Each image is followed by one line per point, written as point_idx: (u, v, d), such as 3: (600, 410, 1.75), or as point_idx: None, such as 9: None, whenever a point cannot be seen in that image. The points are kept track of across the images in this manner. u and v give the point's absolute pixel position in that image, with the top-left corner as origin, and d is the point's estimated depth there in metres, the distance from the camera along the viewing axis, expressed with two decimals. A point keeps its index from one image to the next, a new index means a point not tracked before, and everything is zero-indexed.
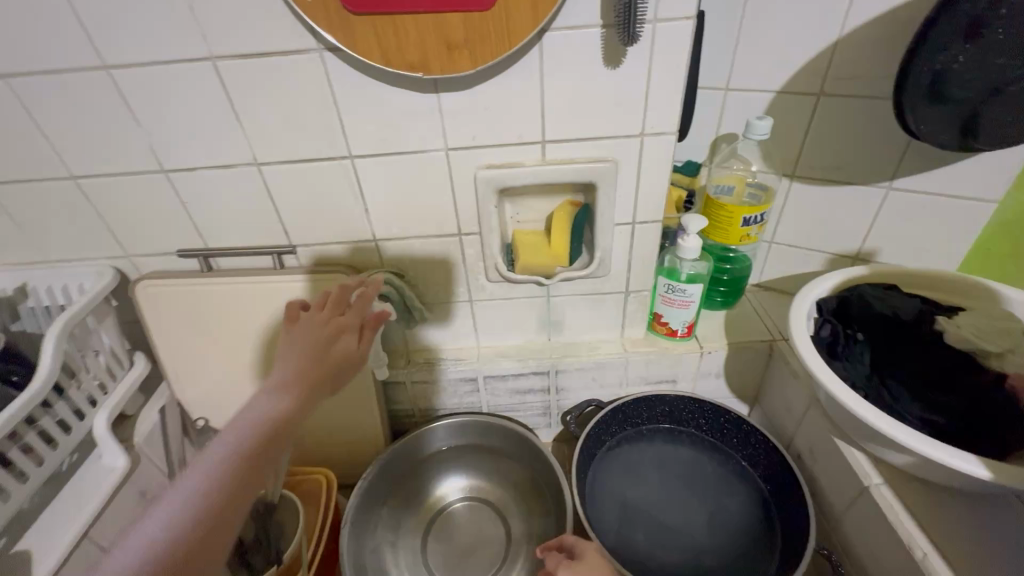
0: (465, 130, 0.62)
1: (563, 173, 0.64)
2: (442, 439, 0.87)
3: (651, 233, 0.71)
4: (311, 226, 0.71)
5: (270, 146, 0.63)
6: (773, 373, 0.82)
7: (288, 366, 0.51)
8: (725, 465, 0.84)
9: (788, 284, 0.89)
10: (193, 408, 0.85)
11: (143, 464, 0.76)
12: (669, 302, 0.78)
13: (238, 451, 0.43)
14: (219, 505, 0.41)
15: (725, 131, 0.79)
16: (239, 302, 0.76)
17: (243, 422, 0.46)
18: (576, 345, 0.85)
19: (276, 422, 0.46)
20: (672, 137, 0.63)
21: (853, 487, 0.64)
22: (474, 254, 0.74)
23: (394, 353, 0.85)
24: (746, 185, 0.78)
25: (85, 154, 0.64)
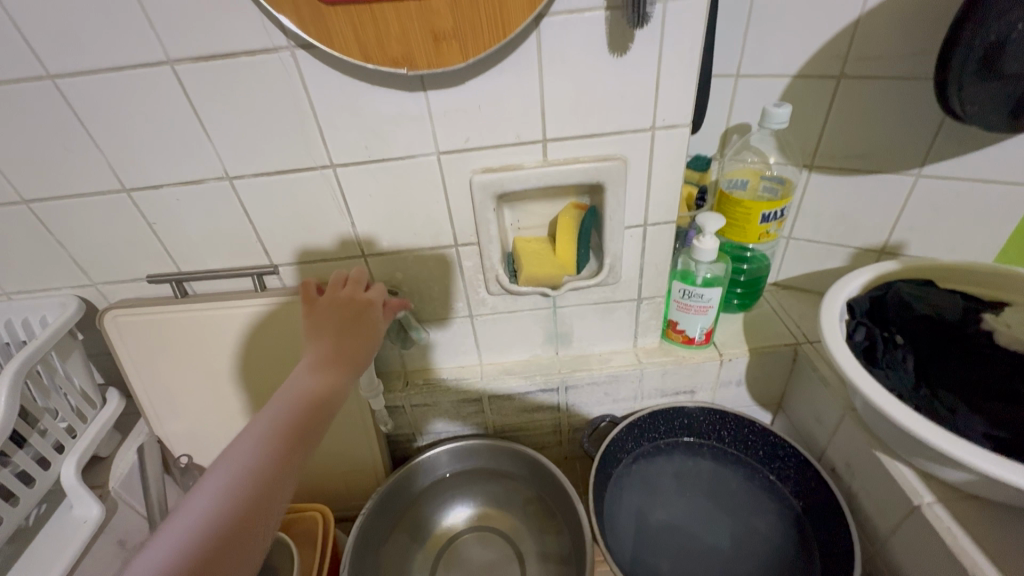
0: (458, 132, 0.56)
1: (568, 174, 0.59)
2: (448, 464, 0.81)
3: (664, 236, 0.66)
4: (293, 244, 0.65)
5: (242, 158, 0.57)
6: (799, 379, 0.76)
7: (317, 348, 0.51)
8: (752, 479, 0.78)
9: (809, 282, 0.83)
10: (175, 444, 0.78)
11: (120, 511, 0.70)
12: (685, 308, 0.73)
13: (275, 434, 0.44)
14: (238, 515, 0.39)
15: (736, 123, 0.73)
16: (219, 328, 0.70)
17: (275, 401, 0.46)
18: (586, 358, 0.79)
19: (311, 401, 0.46)
20: (686, 130, 0.57)
21: (901, 505, 0.58)
22: (473, 266, 0.68)
23: (391, 375, 0.79)
24: (762, 179, 0.72)
25: (38, 176, 0.58)
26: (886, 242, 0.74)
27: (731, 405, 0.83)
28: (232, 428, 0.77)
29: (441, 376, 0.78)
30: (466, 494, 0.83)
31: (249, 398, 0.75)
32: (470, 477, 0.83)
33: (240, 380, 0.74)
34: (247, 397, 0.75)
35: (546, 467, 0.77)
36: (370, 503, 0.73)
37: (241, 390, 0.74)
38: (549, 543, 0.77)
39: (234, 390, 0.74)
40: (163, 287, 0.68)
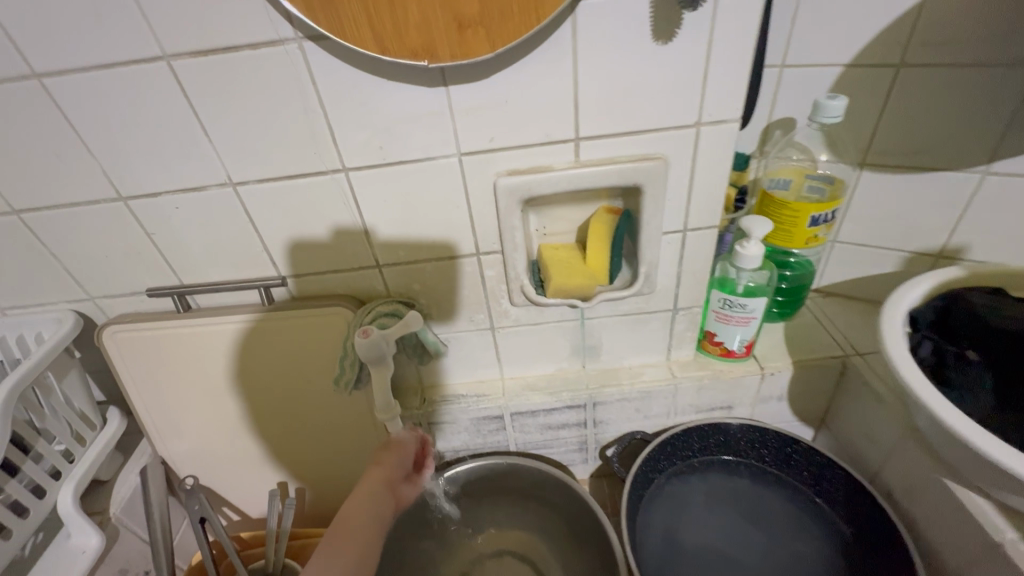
0: (481, 131, 0.51)
1: (603, 176, 0.53)
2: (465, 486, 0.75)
3: (705, 242, 0.60)
4: (302, 254, 0.60)
5: (247, 163, 0.52)
6: (847, 393, 0.71)
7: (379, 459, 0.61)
8: (795, 502, 0.72)
9: (854, 288, 0.77)
10: (181, 465, 0.74)
11: (122, 539, 0.65)
12: (725, 319, 0.67)
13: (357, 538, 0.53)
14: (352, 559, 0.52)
15: (778, 117, 0.67)
16: (224, 344, 0.65)
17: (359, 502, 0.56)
18: (615, 372, 0.73)
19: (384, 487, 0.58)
20: (734, 126, 0.51)
21: (977, 541, 0.52)
22: (496, 276, 0.63)
23: (406, 391, 0.74)
24: (807, 177, 0.67)
25: (28, 184, 0.53)
26: (944, 245, 0.68)
27: (770, 421, 0.77)
28: (240, 448, 0.73)
29: (459, 392, 0.73)
30: (486, 515, 0.78)
31: (257, 417, 0.71)
32: (490, 497, 0.78)
33: (248, 399, 0.69)
34: (255, 415, 0.70)
35: (574, 490, 0.72)
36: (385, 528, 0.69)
37: (249, 408, 0.70)
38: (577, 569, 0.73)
39: (242, 409, 0.70)
40: (164, 301, 0.64)
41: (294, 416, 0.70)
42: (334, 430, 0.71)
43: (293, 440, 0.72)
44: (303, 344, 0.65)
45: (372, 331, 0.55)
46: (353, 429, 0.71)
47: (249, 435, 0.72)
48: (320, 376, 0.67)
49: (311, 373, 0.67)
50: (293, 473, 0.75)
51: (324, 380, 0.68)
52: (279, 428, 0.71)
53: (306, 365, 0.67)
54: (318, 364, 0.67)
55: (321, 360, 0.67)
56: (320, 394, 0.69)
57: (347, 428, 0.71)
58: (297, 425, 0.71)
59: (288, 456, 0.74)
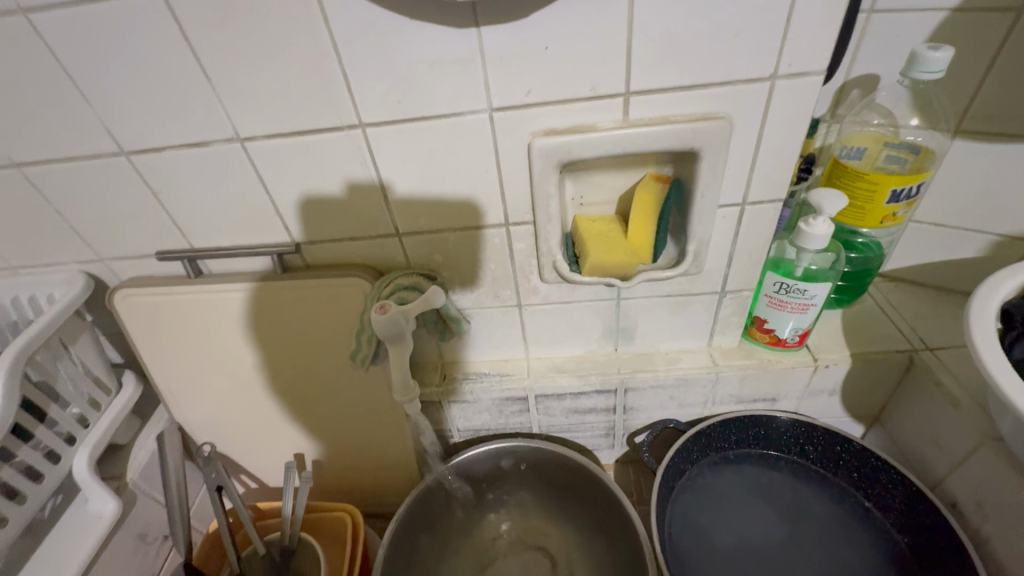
0: (516, 83, 0.44)
1: (655, 138, 0.46)
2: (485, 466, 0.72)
3: (765, 218, 0.53)
4: (317, 220, 0.55)
5: (255, 116, 0.47)
6: (910, 391, 0.64)
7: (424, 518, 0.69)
8: (840, 504, 0.68)
9: (926, 274, 0.69)
10: (198, 431, 0.73)
11: (140, 503, 0.65)
12: (779, 305, 0.60)
13: None
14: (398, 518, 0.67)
15: (858, 74, 0.58)
16: (238, 313, 0.62)
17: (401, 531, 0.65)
18: (650, 357, 0.68)
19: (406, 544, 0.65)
20: (817, 80, 0.43)
21: None
22: (525, 249, 0.57)
23: (426, 367, 0.70)
24: (886, 146, 0.57)
25: (26, 136, 0.49)
26: None
27: (817, 416, 0.71)
28: (256, 418, 0.71)
29: (481, 371, 0.69)
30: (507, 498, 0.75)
31: (272, 388, 0.68)
32: (513, 481, 0.75)
33: (263, 369, 0.67)
34: (272, 387, 0.68)
35: (599, 478, 0.68)
36: (404, 507, 0.66)
37: (264, 379, 0.67)
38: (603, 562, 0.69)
39: (257, 379, 0.68)
40: (175, 265, 0.61)
41: (309, 389, 0.68)
42: (349, 406, 0.68)
43: (309, 413, 0.70)
44: (318, 316, 0.62)
45: (389, 306, 0.50)
46: (369, 405, 0.68)
47: (266, 406, 0.70)
48: (336, 350, 0.64)
49: (326, 346, 0.64)
50: (308, 446, 0.73)
51: (340, 354, 0.64)
52: (295, 400, 0.69)
53: (322, 338, 0.63)
54: (333, 337, 0.63)
55: (337, 333, 0.63)
56: (334, 369, 0.65)
57: (363, 404, 0.68)
58: (312, 399, 0.68)
59: (304, 428, 0.72)
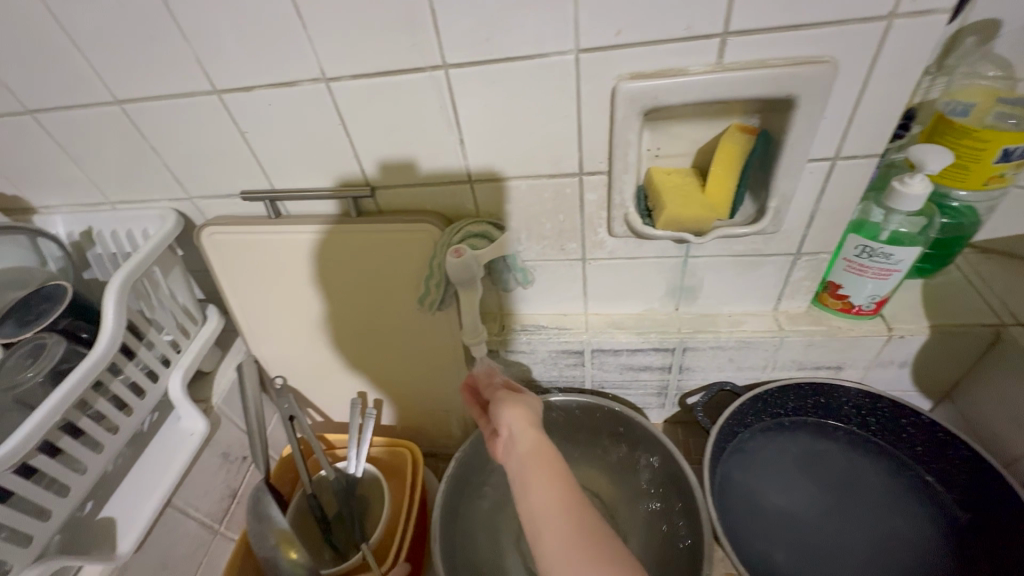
0: (607, 21, 0.43)
1: (749, 84, 0.44)
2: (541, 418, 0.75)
3: (856, 175, 0.50)
4: (392, 166, 0.56)
5: (340, 54, 0.48)
6: (990, 366, 0.61)
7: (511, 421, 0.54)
8: (897, 477, 0.67)
9: (1022, 246, 0.64)
10: (271, 365, 0.78)
11: (223, 425, 0.71)
12: (858, 270, 0.58)
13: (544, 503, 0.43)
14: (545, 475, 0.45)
15: (976, 20, 0.53)
16: (313, 254, 0.65)
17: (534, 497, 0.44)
18: (712, 319, 0.67)
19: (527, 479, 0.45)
20: (941, 19, 0.39)
21: None
22: (596, 201, 0.56)
23: (485, 317, 0.72)
24: (997, 102, 0.52)
25: (128, 72, 0.52)
26: None
27: (883, 388, 0.69)
28: (324, 357, 0.76)
29: (539, 323, 0.70)
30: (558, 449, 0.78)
31: (340, 329, 0.72)
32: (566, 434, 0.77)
33: (332, 310, 0.70)
34: (339, 328, 0.72)
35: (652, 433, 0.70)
36: (462, 450, 0.70)
37: (333, 320, 0.71)
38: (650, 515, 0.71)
39: (326, 320, 0.71)
40: (257, 206, 0.64)
41: (375, 332, 0.71)
42: (411, 350, 0.71)
43: (372, 356, 0.73)
44: (388, 260, 0.64)
45: (464, 250, 0.51)
46: (430, 350, 0.70)
47: (333, 347, 0.74)
48: (402, 295, 0.66)
49: (394, 291, 0.66)
50: (370, 386, 0.77)
51: (406, 300, 0.66)
52: (361, 342, 0.72)
53: (389, 283, 0.65)
54: (401, 282, 0.65)
55: (405, 279, 0.65)
56: (400, 314, 0.68)
57: (425, 348, 0.70)
58: (377, 341, 0.72)
59: (367, 370, 0.75)
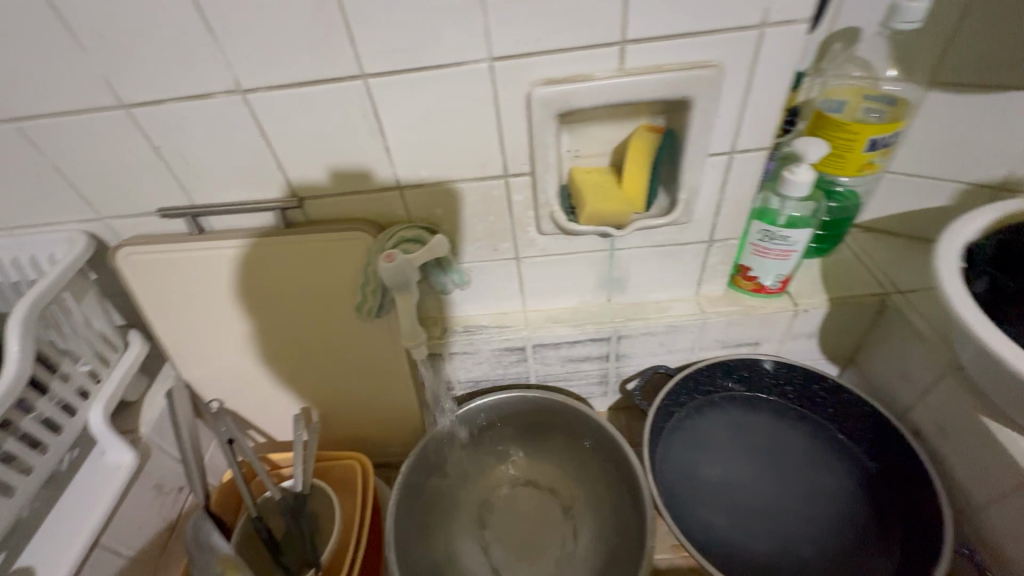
0: (516, 31, 0.45)
1: (649, 87, 0.48)
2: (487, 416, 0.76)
3: (751, 166, 0.55)
4: (318, 175, 0.56)
5: (255, 66, 0.47)
6: (881, 330, 0.69)
7: None
8: (818, 438, 0.73)
9: (899, 224, 0.73)
10: (205, 389, 0.75)
11: (155, 456, 0.67)
12: (763, 253, 0.64)
13: None
14: None
15: (841, 27, 0.60)
16: (243, 270, 0.63)
17: None
18: (642, 307, 0.71)
19: None
20: (803, 27, 0.45)
21: (1011, 479, 0.51)
22: (523, 201, 0.59)
23: (427, 322, 0.73)
24: (865, 98, 0.61)
25: (21, 89, 0.49)
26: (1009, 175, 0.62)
27: (797, 359, 0.76)
28: (263, 374, 0.74)
29: (480, 323, 0.72)
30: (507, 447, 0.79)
31: (278, 344, 0.70)
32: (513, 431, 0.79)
33: (268, 325, 0.68)
34: (277, 343, 0.70)
35: (594, 422, 0.72)
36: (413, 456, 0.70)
37: (270, 335, 0.69)
38: (598, 498, 0.74)
39: (262, 335, 0.69)
40: (177, 223, 0.61)
41: (315, 344, 0.70)
42: (353, 360, 0.71)
43: (314, 368, 0.72)
44: (321, 270, 0.63)
45: (395, 255, 0.52)
46: (373, 358, 0.70)
47: (272, 362, 0.72)
48: (340, 304, 0.66)
49: (331, 301, 0.66)
50: (314, 399, 0.76)
51: (344, 309, 0.66)
52: (301, 355, 0.71)
53: (325, 293, 0.65)
54: (336, 292, 0.65)
55: (341, 288, 0.65)
56: (339, 324, 0.67)
57: (368, 357, 0.70)
58: (317, 353, 0.71)
59: (309, 383, 0.74)
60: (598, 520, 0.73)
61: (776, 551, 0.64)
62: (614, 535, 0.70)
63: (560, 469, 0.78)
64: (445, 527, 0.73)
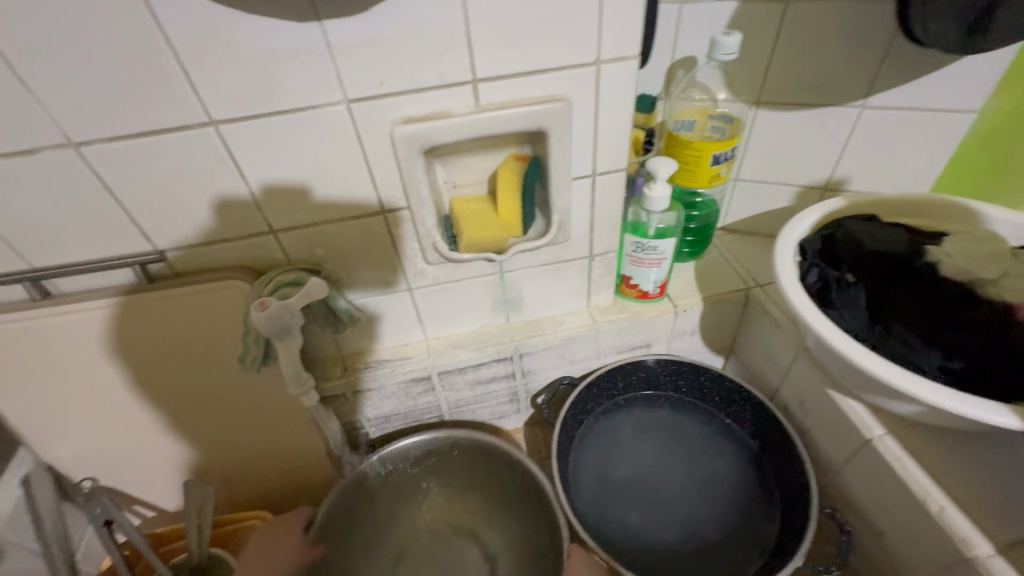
0: (368, 73, 0.46)
1: (506, 121, 0.50)
2: (407, 454, 0.74)
3: (613, 186, 0.60)
4: (179, 225, 0.53)
5: (87, 117, 0.44)
6: (750, 321, 0.76)
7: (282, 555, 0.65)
8: (709, 425, 0.79)
9: (756, 224, 0.81)
10: (74, 468, 0.67)
11: (10, 555, 0.59)
12: (638, 262, 0.69)
13: None
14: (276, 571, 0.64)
15: (680, 56, 0.67)
16: (102, 332, 0.58)
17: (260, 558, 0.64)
18: (539, 323, 0.74)
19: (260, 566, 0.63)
20: (634, 63, 0.50)
21: (854, 441, 0.59)
22: (405, 234, 0.59)
23: (325, 362, 0.71)
24: (708, 118, 0.67)
25: None
26: (830, 177, 0.73)
27: (686, 354, 0.83)
28: (143, 442, 0.67)
29: (381, 358, 0.71)
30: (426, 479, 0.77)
31: (157, 407, 0.65)
32: (434, 466, 0.77)
33: (142, 389, 0.63)
34: (156, 407, 0.65)
35: (499, 449, 0.73)
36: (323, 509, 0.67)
37: (146, 399, 0.64)
38: (506, 518, 0.76)
39: (137, 400, 0.64)
40: (15, 288, 0.55)
41: (199, 403, 0.65)
42: (245, 414, 0.67)
43: (203, 428, 0.67)
44: (196, 325, 0.59)
45: (268, 302, 0.50)
46: (266, 411, 0.67)
47: (152, 427, 0.66)
48: (221, 358, 0.62)
49: (211, 356, 0.62)
50: (208, 460, 0.71)
51: (227, 362, 0.62)
52: (186, 416, 0.66)
53: (202, 349, 0.61)
54: (216, 346, 0.61)
55: (220, 341, 0.61)
56: (222, 379, 0.63)
57: (260, 410, 0.67)
58: (203, 413, 0.66)
59: (199, 445, 0.69)
60: (520, 541, 0.73)
61: (682, 539, 0.68)
62: (528, 552, 0.72)
63: (480, 495, 0.78)
64: (361, 574, 0.71)
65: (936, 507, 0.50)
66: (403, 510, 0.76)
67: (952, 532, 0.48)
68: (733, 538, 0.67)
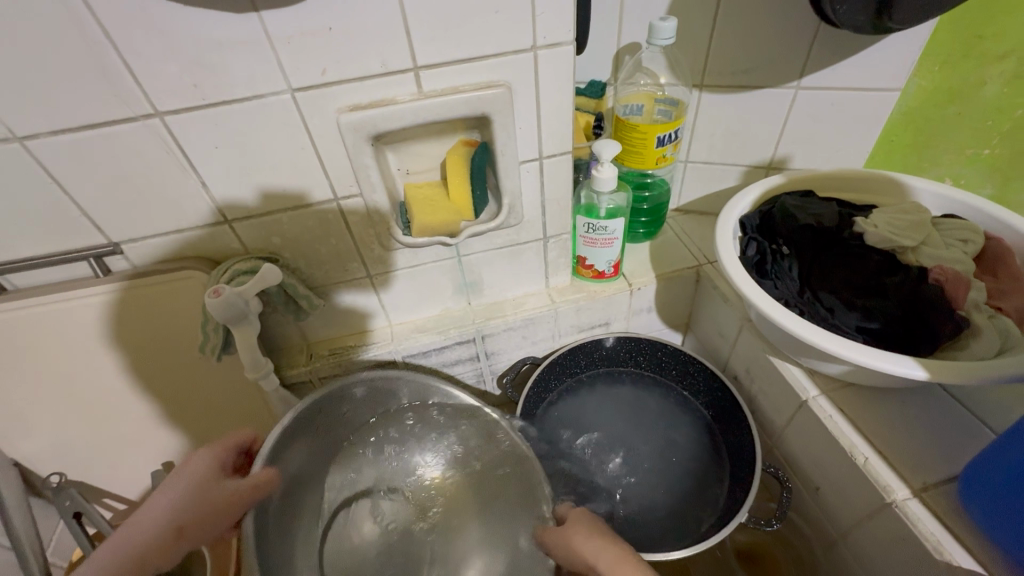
0: (310, 62, 0.47)
1: (449, 107, 0.52)
2: (409, 397, 0.66)
3: (561, 169, 0.62)
4: (131, 218, 0.54)
5: (29, 111, 0.45)
6: (702, 297, 0.80)
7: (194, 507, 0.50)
8: (668, 397, 0.82)
9: (708, 205, 0.85)
10: (41, 462, 0.68)
11: None
12: (591, 243, 0.71)
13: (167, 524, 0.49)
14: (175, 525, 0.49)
15: (626, 43, 0.69)
16: (62, 326, 0.59)
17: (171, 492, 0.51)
18: (500, 305, 0.76)
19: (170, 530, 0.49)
20: (569, 48, 0.52)
21: (792, 403, 0.62)
22: (361, 220, 0.61)
23: (291, 350, 0.72)
24: (656, 101, 0.70)
25: None
26: (773, 157, 0.76)
27: (645, 332, 0.86)
28: (112, 435, 0.68)
29: (346, 344, 0.72)
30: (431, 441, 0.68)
31: (124, 398, 0.66)
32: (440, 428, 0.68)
33: (107, 381, 0.64)
34: (123, 398, 0.66)
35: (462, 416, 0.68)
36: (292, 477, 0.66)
37: (113, 391, 0.65)
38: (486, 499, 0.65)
39: (102, 393, 0.65)
40: None
41: (167, 393, 0.67)
42: (212, 403, 0.68)
43: (172, 417, 0.69)
44: (158, 316, 0.61)
45: (223, 289, 0.52)
46: (235, 399, 0.68)
47: (121, 419, 0.68)
48: (185, 348, 0.64)
49: (175, 347, 0.63)
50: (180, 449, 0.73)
51: (191, 352, 0.64)
52: (155, 407, 0.68)
53: (167, 339, 0.63)
54: (179, 336, 0.63)
55: (184, 332, 0.63)
56: (188, 367, 0.65)
57: (229, 398, 0.68)
58: (175, 402, 0.68)
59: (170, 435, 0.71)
60: (500, 507, 0.64)
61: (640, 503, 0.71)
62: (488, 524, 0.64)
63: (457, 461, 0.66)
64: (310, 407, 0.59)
65: (861, 459, 0.53)
66: (392, 470, 0.66)
67: (874, 481, 0.52)
68: (688, 502, 0.71)
